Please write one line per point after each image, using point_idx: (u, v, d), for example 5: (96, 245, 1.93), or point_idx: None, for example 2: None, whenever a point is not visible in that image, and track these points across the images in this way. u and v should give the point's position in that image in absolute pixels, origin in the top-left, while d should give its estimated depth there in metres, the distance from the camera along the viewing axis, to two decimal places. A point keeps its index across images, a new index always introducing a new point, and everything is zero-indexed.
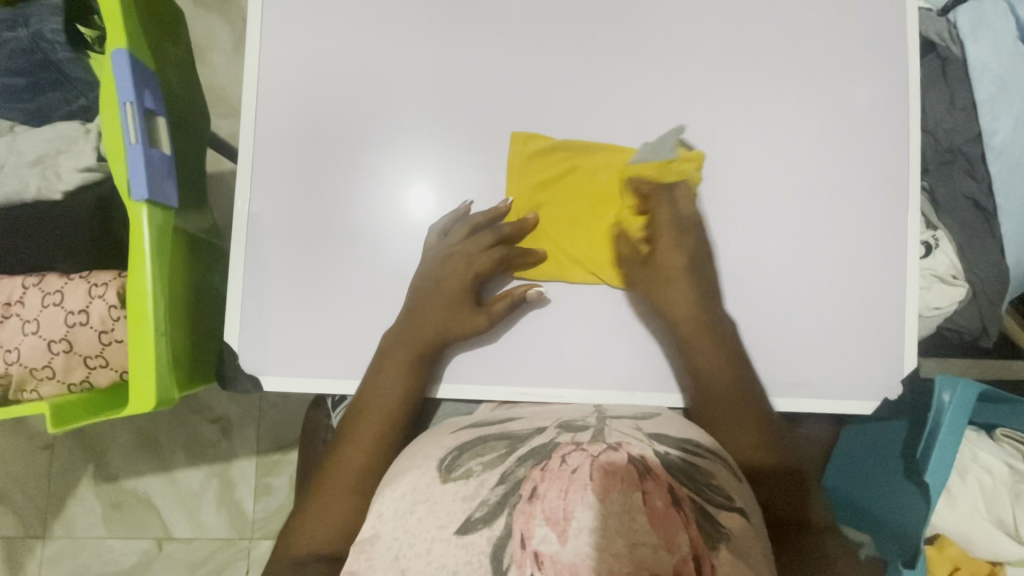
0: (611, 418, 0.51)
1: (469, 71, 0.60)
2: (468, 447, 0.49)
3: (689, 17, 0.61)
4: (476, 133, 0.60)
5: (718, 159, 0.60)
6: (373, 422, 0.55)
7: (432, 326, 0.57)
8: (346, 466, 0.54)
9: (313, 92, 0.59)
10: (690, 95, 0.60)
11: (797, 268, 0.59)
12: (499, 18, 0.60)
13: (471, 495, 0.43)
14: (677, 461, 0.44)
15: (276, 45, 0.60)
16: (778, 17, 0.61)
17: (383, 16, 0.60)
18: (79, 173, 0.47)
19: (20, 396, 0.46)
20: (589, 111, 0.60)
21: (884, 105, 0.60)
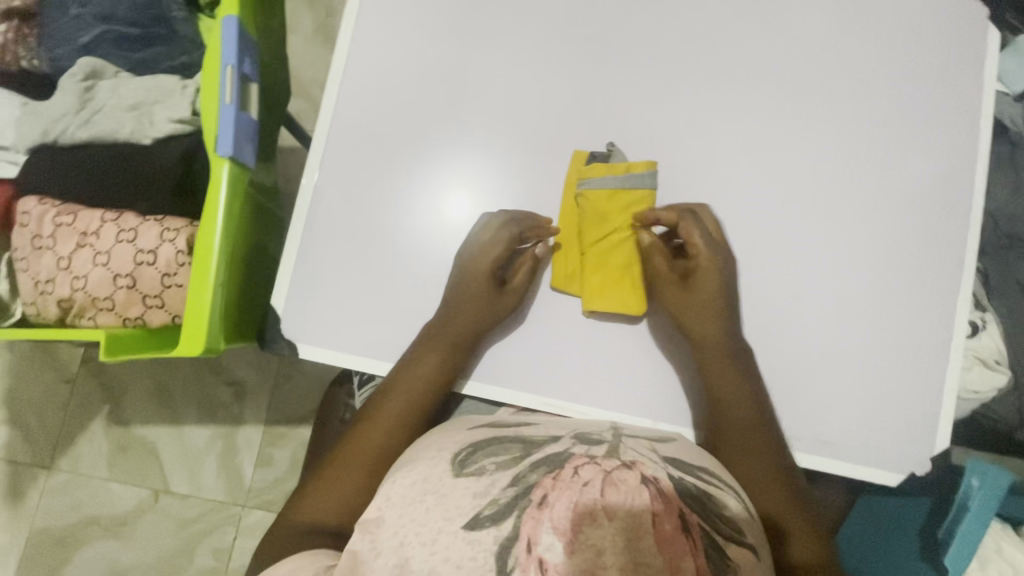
0: (627, 436, 0.51)
1: (545, 86, 0.62)
2: (483, 444, 0.49)
3: (765, 66, 0.62)
4: (542, 146, 0.62)
5: (776, 207, 0.60)
6: (401, 403, 0.56)
7: (468, 316, 0.57)
8: (367, 445, 0.54)
9: (396, 82, 0.62)
10: (757, 141, 0.61)
11: (840, 326, 0.59)
12: (582, 39, 0.62)
13: (481, 493, 0.43)
14: (692, 489, 0.44)
15: (369, 32, 0.63)
16: (853, 78, 0.61)
17: (473, 22, 0.63)
18: (171, 124, 0.49)
19: (76, 321, 0.48)
20: (655, 141, 0.61)
21: (951, 178, 0.60)
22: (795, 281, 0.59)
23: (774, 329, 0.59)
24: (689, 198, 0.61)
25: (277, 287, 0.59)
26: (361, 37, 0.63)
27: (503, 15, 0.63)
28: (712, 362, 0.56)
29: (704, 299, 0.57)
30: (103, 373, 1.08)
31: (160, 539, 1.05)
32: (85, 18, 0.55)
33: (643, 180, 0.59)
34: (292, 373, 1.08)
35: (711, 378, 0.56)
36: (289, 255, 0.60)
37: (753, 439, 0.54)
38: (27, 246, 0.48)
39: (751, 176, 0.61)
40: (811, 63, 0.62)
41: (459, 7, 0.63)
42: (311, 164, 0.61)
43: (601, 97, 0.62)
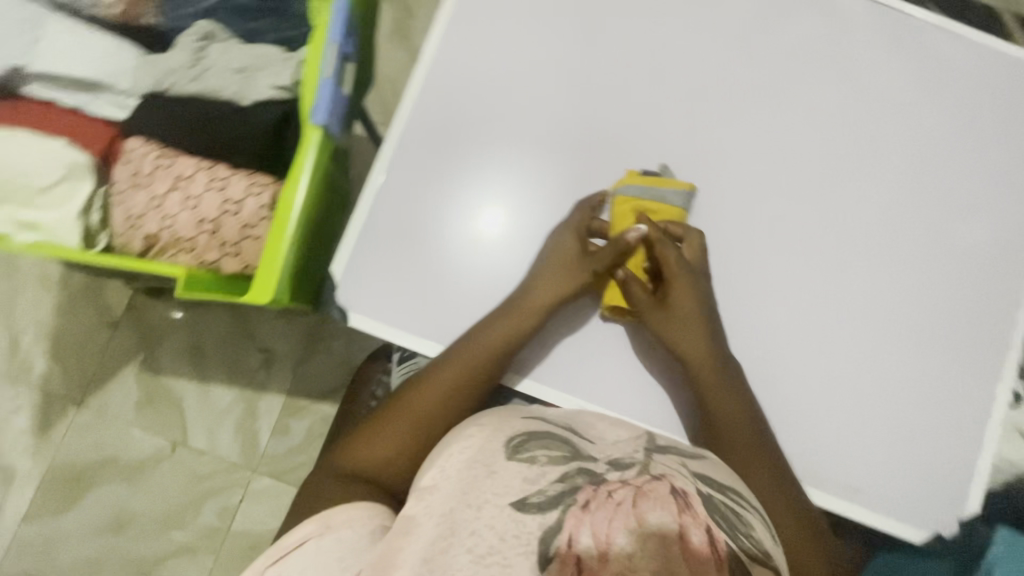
0: (656, 454, 0.49)
1: (621, 104, 0.64)
2: (537, 435, 0.50)
3: (835, 117, 0.64)
4: (609, 161, 0.64)
5: (833, 251, 0.61)
6: (456, 375, 0.58)
7: (540, 298, 0.59)
8: (418, 408, 0.57)
9: (480, 80, 0.65)
10: (820, 186, 0.63)
11: (879, 376, 0.60)
12: (662, 64, 0.65)
13: (532, 479, 0.45)
14: (719, 506, 0.45)
15: (462, 30, 0.66)
16: (918, 141, 0.64)
17: (560, 37, 0.66)
18: (272, 90, 0.53)
19: (158, 257, 0.51)
20: (720, 172, 0.63)
21: (1004, 248, 0.62)
22: (843, 326, 0.60)
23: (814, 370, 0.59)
24: (747, 229, 0.62)
25: (337, 256, 0.62)
26: (452, 35, 0.66)
27: (589, 33, 0.66)
28: (730, 387, 0.57)
29: (683, 328, 0.58)
30: (143, 322, 1.11)
31: (170, 491, 1.07)
32: None
33: (674, 197, 0.61)
34: (322, 349, 1.11)
35: (720, 406, 0.56)
36: (352, 231, 0.63)
37: (758, 462, 0.54)
38: (126, 180, 0.52)
39: (811, 218, 0.62)
40: (881, 121, 0.64)
41: (549, 22, 0.66)
42: (386, 149, 0.64)
43: (672, 122, 0.64)
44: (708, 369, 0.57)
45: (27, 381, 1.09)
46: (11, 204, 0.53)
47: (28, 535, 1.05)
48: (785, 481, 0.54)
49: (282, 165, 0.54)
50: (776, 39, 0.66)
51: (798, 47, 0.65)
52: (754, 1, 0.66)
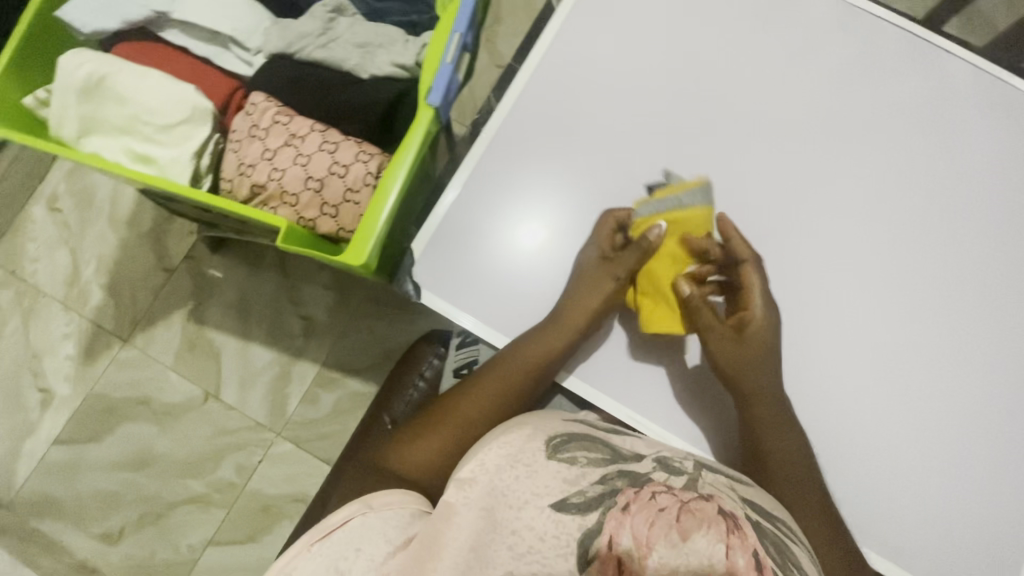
0: (706, 469, 0.51)
1: (713, 134, 0.66)
2: (577, 437, 0.50)
3: (927, 178, 0.64)
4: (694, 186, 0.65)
5: (905, 310, 0.62)
6: (497, 381, 0.59)
7: (579, 311, 0.60)
8: (462, 413, 0.58)
9: (579, 89, 0.67)
10: (901, 244, 0.63)
11: (936, 442, 0.59)
12: (760, 101, 0.66)
13: (572, 480, 0.46)
14: (769, 534, 0.44)
15: (570, 39, 0.68)
16: (1007, 214, 0.64)
17: (664, 60, 0.67)
18: (392, 67, 0.56)
19: (261, 206, 0.54)
20: (802, 214, 0.64)
21: None
22: (905, 386, 0.60)
23: (871, 424, 0.59)
24: (822, 275, 0.62)
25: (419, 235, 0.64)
26: (560, 42, 0.68)
27: (694, 60, 0.67)
28: (777, 416, 0.57)
29: (752, 349, 0.57)
30: (198, 273, 1.15)
31: (194, 440, 1.09)
32: None
33: (700, 198, 0.60)
34: (363, 326, 1.13)
35: (772, 441, 0.56)
36: (436, 214, 0.64)
37: (802, 500, 0.54)
38: (244, 130, 0.54)
39: (886, 274, 0.62)
40: (974, 189, 0.64)
41: (656, 44, 0.67)
42: (479, 142, 0.66)
43: (761, 158, 0.65)
44: (759, 397, 0.57)
45: (81, 310, 1.13)
46: (134, 135, 0.56)
47: (55, 459, 1.08)
48: (828, 521, 0.54)
49: (389, 141, 0.57)
50: (879, 93, 0.66)
51: (898, 104, 0.66)
52: (859, 54, 0.67)
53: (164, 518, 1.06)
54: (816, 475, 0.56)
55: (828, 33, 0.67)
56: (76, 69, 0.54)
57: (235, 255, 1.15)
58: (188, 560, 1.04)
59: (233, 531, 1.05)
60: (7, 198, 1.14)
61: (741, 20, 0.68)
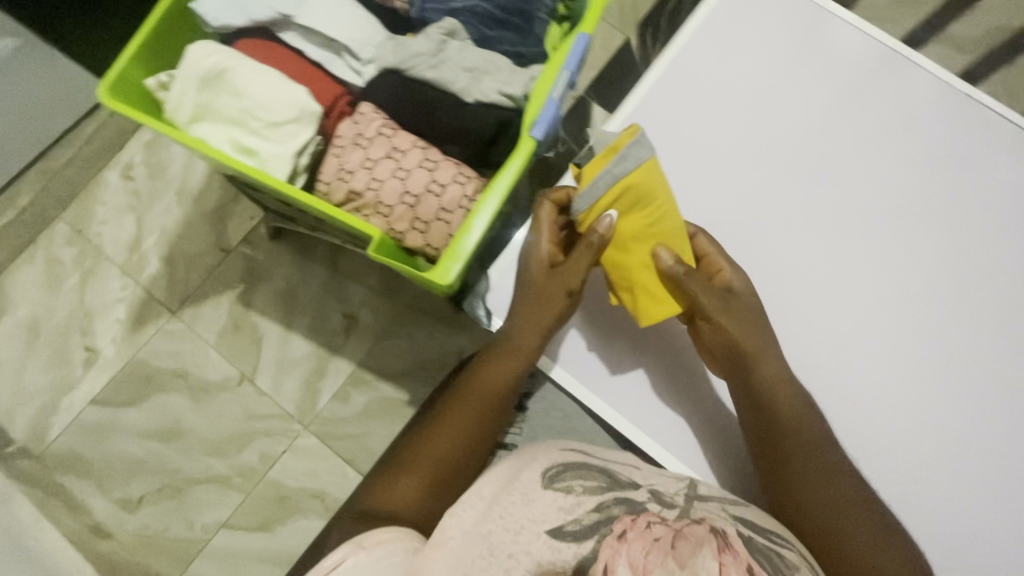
0: (700, 496, 0.55)
1: (795, 202, 0.67)
2: (573, 466, 0.55)
3: (1004, 278, 0.65)
4: (770, 253, 0.66)
5: (963, 406, 0.63)
6: (468, 407, 0.60)
7: (539, 322, 0.61)
8: (436, 448, 0.58)
9: (669, 139, 0.68)
10: (969, 341, 0.64)
11: (978, 537, 0.60)
12: (846, 178, 0.67)
13: (567, 508, 0.51)
14: (760, 547, 0.50)
15: (667, 88, 0.68)
16: None
17: (757, 122, 0.68)
18: (498, 96, 0.57)
19: (353, 212, 0.56)
20: (873, 296, 0.65)
21: None
22: (950, 481, 0.61)
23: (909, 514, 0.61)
24: (884, 361, 0.64)
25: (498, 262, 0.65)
26: (657, 89, 0.68)
27: (787, 127, 0.68)
28: (791, 426, 0.56)
29: (738, 315, 0.59)
30: (253, 257, 1.17)
31: (224, 420, 1.10)
32: None
33: (640, 151, 0.53)
34: (403, 328, 1.14)
35: (801, 465, 0.55)
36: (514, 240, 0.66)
37: (843, 517, 0.53)
38: (348, 136, 0.56)
39: (949, 370, 0.63)
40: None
41: (752, 104, 0.68)
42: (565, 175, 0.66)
43: (839, 235, 0.66)
44: (780, 418, 0.57)
45: (137, 277, 1.17)
46: (242, 127, 0.58)
47: (90, 419, 1.10)
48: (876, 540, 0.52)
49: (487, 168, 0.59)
50: (966, 183, 0.67)
51: (984, 200, 0.66)
52: (951, 145, 0.68)
53: (184, 493, 1.07)
54: (879, 523, 0.53)
55: (924, 116, 0.68)
56: (203, 59, 0.57)
57: (291, 245, 1.17)
58: (201, 539, 1.05)
59: (249, 516, 1.06)
60: (84, 159, 1.18)
61: (839, 93, 0.68)
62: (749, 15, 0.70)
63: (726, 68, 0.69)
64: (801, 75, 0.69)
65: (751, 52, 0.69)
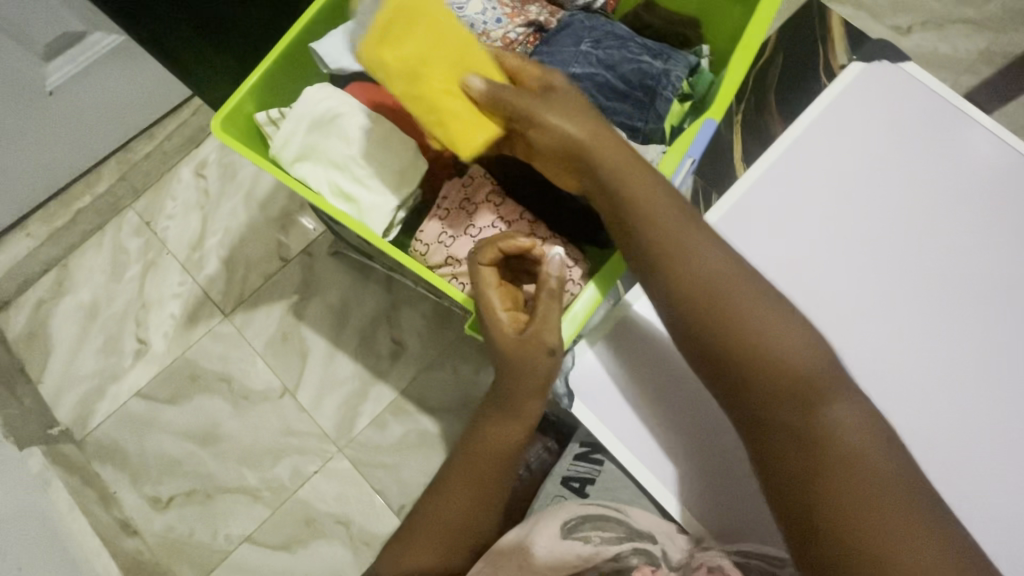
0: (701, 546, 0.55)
1: (907, 311, 0.61)
2: (592, 517, 0.58)
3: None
4: (877, 366, 0.60)
5: None
6: (464, 477, 0.58)
7: (529, 382, 0.54)
8: (440, 516, 0.58)
9: (775, 228, 0.64)
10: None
11: None
12: (966, 291, 0.62)
13: (586, 561, 0.56)
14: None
15: (777, 174, 0.65)
16: None
17: (869, 218, 0.64)
18: None
19: (449, 276, 0.58)
20: (990, 429, 0.58)
21: None
22: None
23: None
24: (1003, 509, 0.57)
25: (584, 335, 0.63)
26: (768, 177, 0.65)
27: (902, 230, 0.63)
28: (758, 362, 0.47)
29: (564, 111, 0.51)
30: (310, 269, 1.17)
31: (262, 431, 1.10)
32: (590, 57, 0.60)
33: None
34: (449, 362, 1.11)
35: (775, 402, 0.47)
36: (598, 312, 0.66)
37: (854, 469, 0.44)
38: (454, 199, 0.59)
39: None
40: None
41: (868, 204, 0.64)
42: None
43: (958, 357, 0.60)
44: (693, 289, 0.49)
45: (195, 275, 1.18)
46: (344, 171, 0.57)
47: (132, 410, 1.11)
48: (902, 486, 0.43)
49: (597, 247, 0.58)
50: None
51: None
52: None
53: (212, 499, 1.07)
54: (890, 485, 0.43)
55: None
56: (317, 103, 0.57)
57: (349, 262, 1.16)
58: (224, 548, 1.05)
59: (273, 533, 1.05)
60: (162, 152, 1.20)
61: (968, 202, 0.64)
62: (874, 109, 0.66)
63: (844, 162, 0.65)
64: (926, 179, 0.65)
65: (873, 147, 0.66)
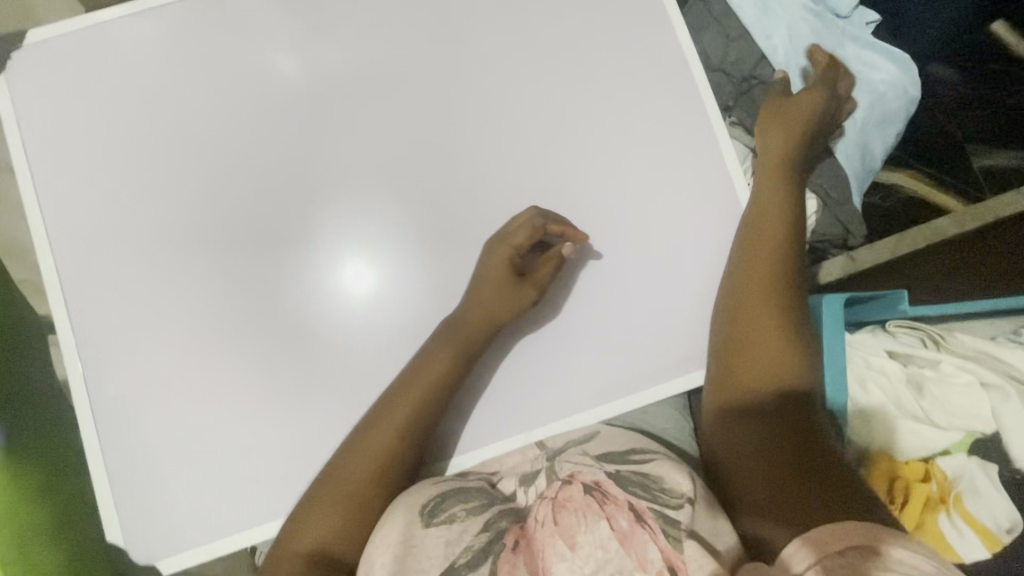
0: (560, 452, 0.57)
1: (239, 200, 0.61)
2: (450, 492, 0.54)
3: (440, 118, 0.63)
4: (279, 255, 0.61)
5: (512, 190, 0.62)
6: (404, 415, 0.57)
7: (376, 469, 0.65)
8: (380, 442, 0.56)
9: (109, 270, 0.60)
10: (684, 92, 0.62)
11: (618, 259, 0.61)
12: (253, 142, 0.62)
13: (454, 541, 0.49)
14: (626, 475, 0.52)
15: (59, 236, 0.60)
16: (502, 48, 0.64)
17: (146, 177, 0.61)
18: None
19: None
20: (380, 195, 0.62)
21: (643, 89, 0.63)
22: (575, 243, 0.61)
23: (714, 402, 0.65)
24: (444, 219, 0.62)
25: (106, 517, 0.56)
26: (55, 232, 0.60)
27: (166, 161, 0.61)
28: (750, 326, 0.54)
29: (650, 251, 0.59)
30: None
31: None
32: None
33: None
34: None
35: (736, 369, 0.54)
36: (100, 475, 0.57)
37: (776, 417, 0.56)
38: None
39: (477, 181, 0.62)
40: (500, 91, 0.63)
41: (132, 166, 0.61)
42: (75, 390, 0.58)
43: (291, 213, 0.61)
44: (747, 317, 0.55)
45: None
46: None
47: None
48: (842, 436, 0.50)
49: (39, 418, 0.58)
50: None
51: (353, 39, 0.64)
52: (289, 29, 0.64)
53: None
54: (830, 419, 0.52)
55: (280, 35, 0.63)
56: None
57: None
58: None
59: None
60: None
61: (182, 80, 0.62)
62: (51, 85, 0.61)
63: (86, 151, 0.61)
64: (142, 104, 0.62)
65: (92, 119, 0.61)
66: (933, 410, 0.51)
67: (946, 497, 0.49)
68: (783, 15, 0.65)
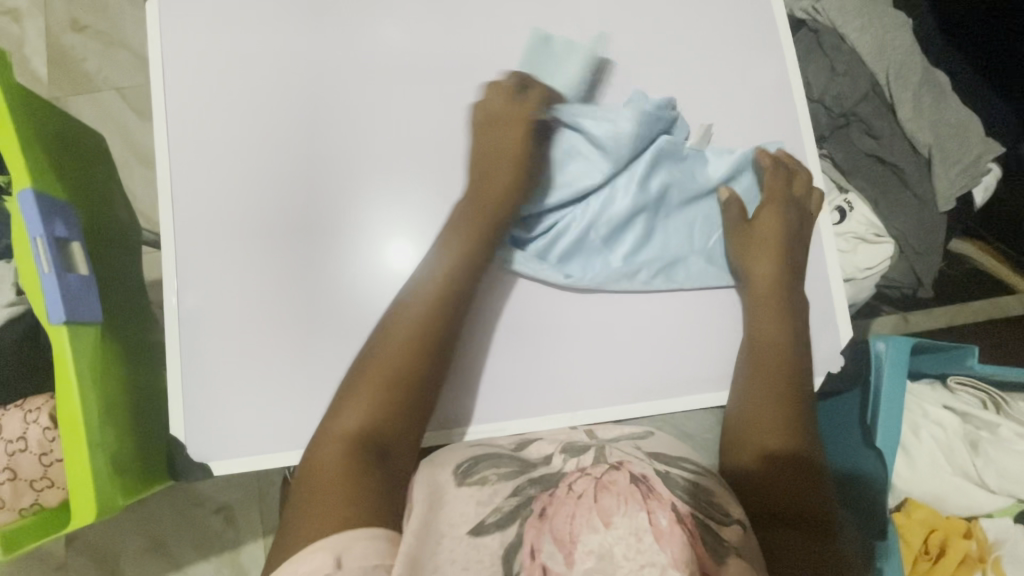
0: (609, 441, 0.55)
1: (344, 129, 0.62)
2: (484, 456, 0.52)
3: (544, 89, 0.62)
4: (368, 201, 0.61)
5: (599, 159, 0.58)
6: (418, 323, 0.51)
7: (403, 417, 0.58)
8: (392, 348, 0.50)
9: (216, 179, 0.61)
10: (788, 108, 0.61)
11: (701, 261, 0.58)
12: (364, 78, 0.63)
13: (485, 500, 0.48)
14: (678, 480, 0.49)
15: (174, 142, 0.62)
16: (623, 29, 0.63)
17: (261, 98, 0.63)
18: (5, 308, 0.59)
19: None
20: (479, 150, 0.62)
21: (758, 94, 0.61)
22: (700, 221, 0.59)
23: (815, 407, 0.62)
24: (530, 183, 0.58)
25: (172, 415, 0.58)
26: (173, 135, 0.62)
27: (282, 86, 0.63)
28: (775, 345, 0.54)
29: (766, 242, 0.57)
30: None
31: None
32: None
33: None
34: (239, 510, 0.90)
35: (757, 374, 0.54)
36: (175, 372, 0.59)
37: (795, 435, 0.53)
38: None
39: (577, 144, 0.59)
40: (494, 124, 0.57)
41: (248, 86, 0.63)
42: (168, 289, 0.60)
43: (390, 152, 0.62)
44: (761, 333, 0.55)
45: None
46: None
47: None
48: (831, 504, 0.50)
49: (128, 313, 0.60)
50: None
51: None
52: None
53: None
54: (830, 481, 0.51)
55: None
56: None
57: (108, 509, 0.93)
58: None
59: None
60: None
61: (295, 20, 0.64)
62: (183, 12, 0.64)
63: (201, 77, 0.63)
64: (256, 38, 0.63)
65: (222, 36, 0.64)
66: (987, 470, 0.52)
67: (985, 558, 0.50)
68: (895, 57, 0.64)
